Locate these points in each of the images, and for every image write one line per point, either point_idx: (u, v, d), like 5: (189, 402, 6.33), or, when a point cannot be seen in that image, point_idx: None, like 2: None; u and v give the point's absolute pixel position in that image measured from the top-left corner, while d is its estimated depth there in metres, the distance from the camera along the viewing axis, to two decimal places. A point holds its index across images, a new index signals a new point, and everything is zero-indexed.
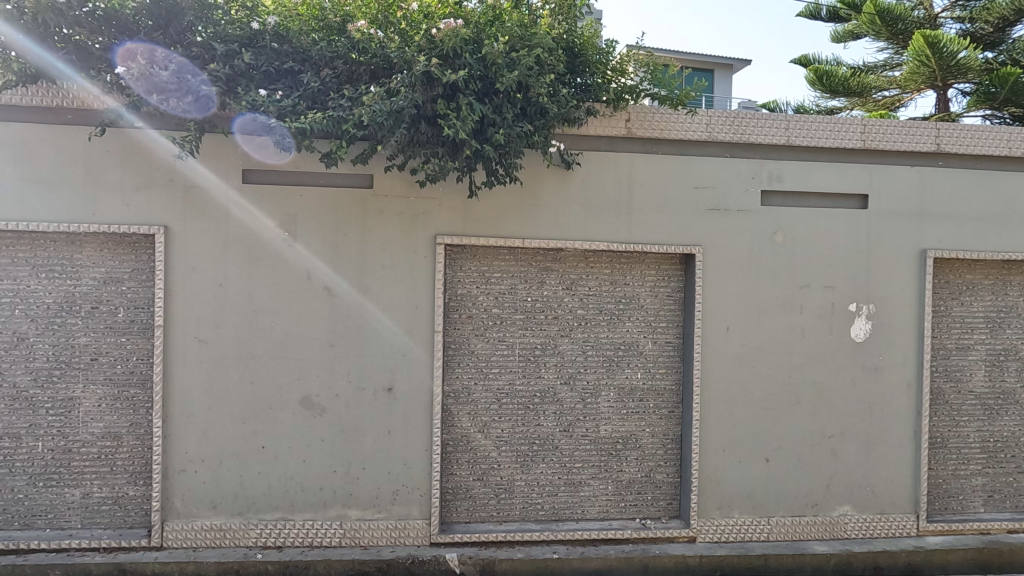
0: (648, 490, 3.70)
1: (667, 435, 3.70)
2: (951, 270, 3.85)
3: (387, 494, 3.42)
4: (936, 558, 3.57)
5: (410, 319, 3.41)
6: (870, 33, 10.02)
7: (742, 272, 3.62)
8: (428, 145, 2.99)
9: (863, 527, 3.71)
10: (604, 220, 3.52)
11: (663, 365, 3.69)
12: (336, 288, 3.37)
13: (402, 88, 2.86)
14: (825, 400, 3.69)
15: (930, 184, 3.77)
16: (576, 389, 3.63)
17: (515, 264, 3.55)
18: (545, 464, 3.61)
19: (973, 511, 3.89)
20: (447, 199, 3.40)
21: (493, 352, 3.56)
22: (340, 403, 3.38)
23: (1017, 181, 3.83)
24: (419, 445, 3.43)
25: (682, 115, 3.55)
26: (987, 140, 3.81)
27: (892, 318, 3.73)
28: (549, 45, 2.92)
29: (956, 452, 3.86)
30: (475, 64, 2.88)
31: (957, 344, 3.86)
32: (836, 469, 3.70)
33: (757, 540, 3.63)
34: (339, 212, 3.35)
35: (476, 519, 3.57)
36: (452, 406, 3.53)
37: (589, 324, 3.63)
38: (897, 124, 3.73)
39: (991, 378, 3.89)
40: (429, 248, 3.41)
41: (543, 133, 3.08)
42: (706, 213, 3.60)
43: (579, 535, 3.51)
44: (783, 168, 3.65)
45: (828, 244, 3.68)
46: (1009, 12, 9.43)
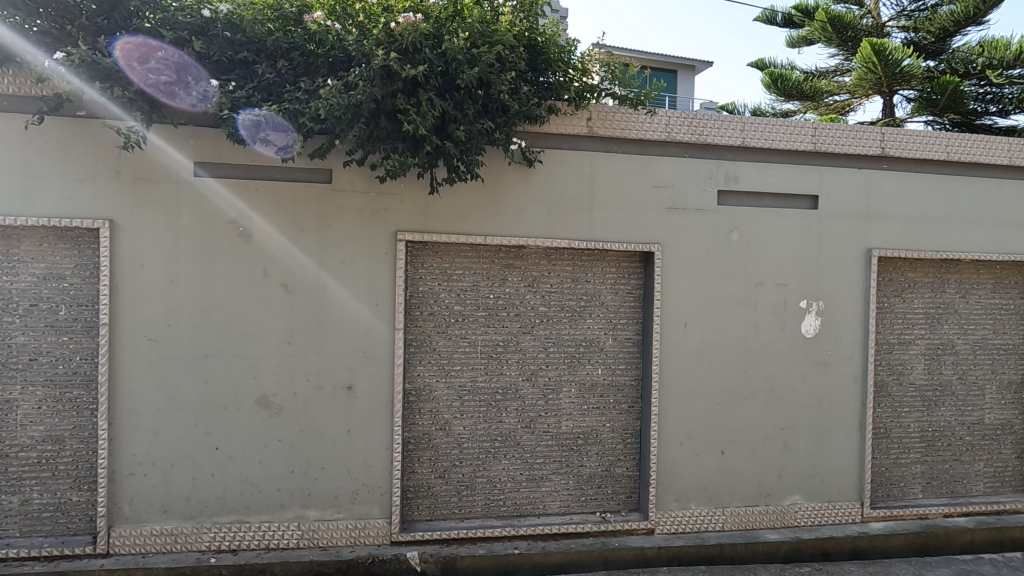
0: (607, 484, 3.76)
1: (626, 430, 3.77)
2: (894, 269, 4.05)
3: (347, 493, 3.37)
4: (879, 542, 3.76)
5: (370, 316, 3.37)
6: (822, 39, 10.39)
7: (700, 270, 3.70)
8: (388, 141, 2.95)
9: (812, 514, 3.86)
10: (565, 218, 3.55)
11: (624, 361, 3.75)
12: (294, 286, 3.30)
13: (361, 82, 2.79)
14: (777, 394, 3.82)
15: (875, 186, 3.94)
16: (538, 385, 3.65)
17: (477, 261, 3.55)
18: (507, 461, 3.63)
19: (913, 497, 4.10)
20: (408, 195, 3.36)
21: (455, 350, 3.55)
22: (297, 402, 3.31)
23: (955, 185, 4.04)
24: (379, 444, 3.39)
25: (642, 115, 3.60)
26: (930, 145, 3.99)
27: (839, 314, 3.89)
28: (510, 42, 2.90)
29: (897, 442, 4.06)
30: (436, 59, 2.83)
31: (899, 338, 4.06)
32: (787, 460, 3.84)
33: (713, 530, 3.73)
34: (296, 207, 3.28)
35: (438, 516, 3.56)
36: (413, 404, 3.51)
37: (551, 321, 3.66)
38: (845, 128, 3.88)
39: (929, 371, 4.11)
40: (390, 245, 3.37)
41: (504, 131, 3.07)
42: (666, 212, 3.67)
43: (541, 530, 3.53)
44: (738, 169, 3.75)
45: (781, 244, 3.80)
46: (948, 22, 9.92)
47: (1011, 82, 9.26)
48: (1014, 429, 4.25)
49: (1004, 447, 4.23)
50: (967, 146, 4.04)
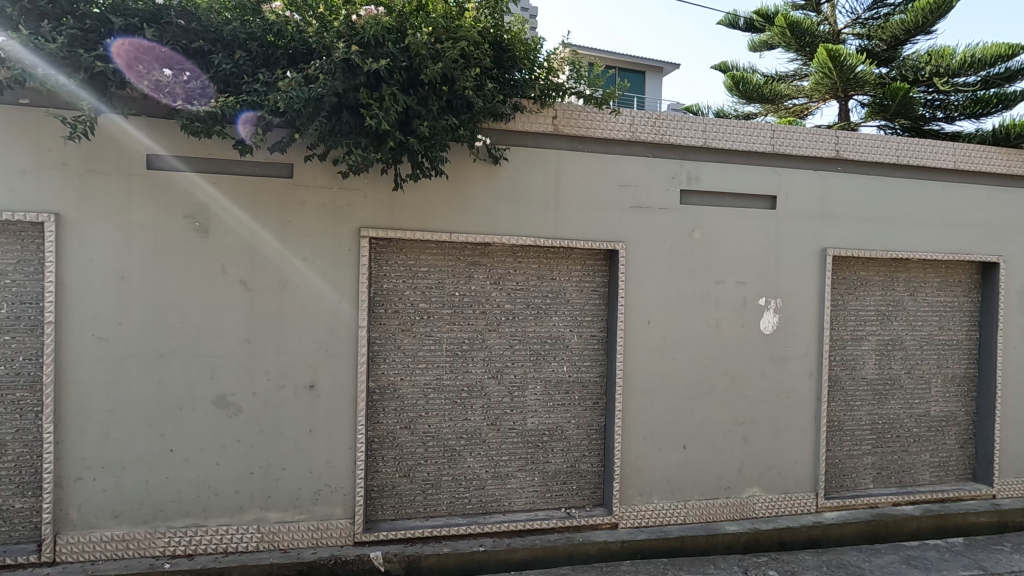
0: (573, 480, 3.79)
1: (591, 426, 3.80)
2: (847, 267, 4.20)
3: (309, 494, 3.31)
4: (832, 531, 3.89)
5: (333, 313, 3.31)
6: (782, 44, 10.70)
7: (663, 268, 3.77)
8: (350, 135, 2.90)
9: (770, 506, 3.98)
10: (531, 216, 3.56)
11: (589, 358, 3.79)
12: (253, 283, 3.22)
13: (322, 74, 2.73)
14: (737, 389, 3.92)
15: (831, 188, 4.08)
16: (504, 382, 3.66)
17: (442, 258, 3.53)
18: (472, 458, 3.62)
19: (865, 486, 4.27)
20: (372, 191, 3.32)
21: (420, 347, 3.52)
22: (257, 402, 3.24)
23: (904, 187, 4.21)
24: (342, 443, 3.34)
25: (607, 114, 3.63)
26: (881, 148, 4.15)
27: (796, 311, 4.01)
28: (474, 38, 2.89)
29: (850, 434, 4.22)
30: (399, 54, 2.79)
31: (851, 334, 4.21)
32: (747, 454, 3.94)
33: (675, 523, 3.80)
34: (256, 202, 3.20)
35: (402, 515, 3.53)
36: (377, 402, 3.47)
37: (516, 318, 3.66)
38: (801, 131, 4.00)
39: (880, 366, 4.27)
40: (353, 241, 3.32)
41: (469, 127, 3.06)
42: (630, 210, 3.72)
43: (506, 527, 3.53)
44: (700, 169, 3.83)
45: (741, 242, 3.90)
46: (900, 31, 10.31)
47: (957, 90, 9.64)
48: (957, 420, 4.46)
49: (948, 437, 4.44)
50: (915, 150, 4.22)
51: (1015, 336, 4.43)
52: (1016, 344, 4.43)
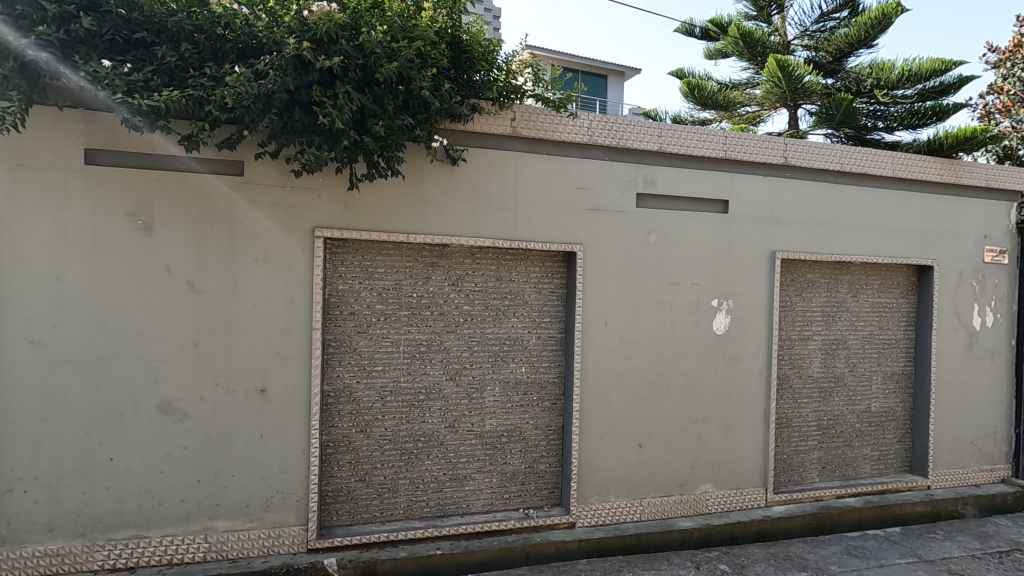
0: (531, 480, 3.81)
1: (549, 426, 3.83)
2: (795, 270, 4.36)
3: (260, 501, 3.22)
4: (780, 524, 4.04)
5: (285, 315, 3.23)
6: (735, 53, 11.07)
7: (619, 270, 3.83)
8: (303, 133, 2.84)
9: (722, 501, 4.09)
10: (490, 218, 3.56)
11: (547, 359, 3.81)
12: (200, 283, 3.11)
13: (272, 70, 2.67)
14: (690, 388, 4.01)
15: (780, 193, 4.23)
16: (462, 384, 3.64)
17: (400, 259, 3.50)
18: (429, 461, 3.59)
19: (811, 481, 4.44)
20: (327, 190, 3.25)
21: (376, 350, 3.47)
22: (204, 407, 3.12)
23: (847, 193, 4.41)
24: (295, 448, 3.26)
25: (565, 118, 3.67)
26: (826, 156, 4.33)
27: (747, 312, 4.14)
28: (430, 38, 2.86)
29: (797, 431, 4.39)
30: (353, 52, 2.75)
31: (799, 334, 4.38)
32: (700, 451, 4.05)
33: (631, 521, 3.87)
34: (203, 201, 3.09)
35: (358, 520, 3.47)
36: (332, 405, 3.40)
37: (475, 320, 3.66)
38: (752, 138, 4.13)
39: (825, 364, 4.46)
40: (307, 241, 3.24)
41: (426, 128, 3.03)
42: (588, 213, 3.76)
43: (464, 529, 3.52)
44: (656, 173, 3.91)
45: (695, 245, 4.00)
46: (844, 44, 10.75)
47: (896, 101, 10.16)
48: (896, 415, 4.69)
49: (887, 432, 4.67)
50: (858, 158, 4.41)
51: (947, 335, 4.69)
52: (948, 343, 4.69)
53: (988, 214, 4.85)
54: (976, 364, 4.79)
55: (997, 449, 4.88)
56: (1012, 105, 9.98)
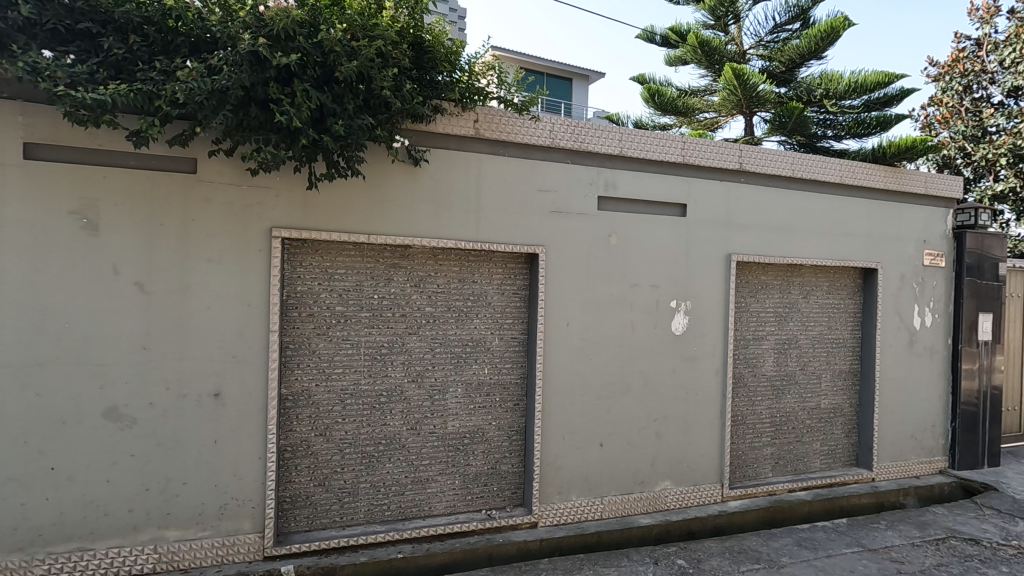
0: (493, 481, 3.82)
1: (512, 426, 3.85)
2: (750, 272, 4.51)
3: (213, 509, 3.12)
4: (735, 518, 4.17)
5: (241, 317, 3.15)
6: (694, 60, 11.37)
7: (581, 271, 3.88)
8: (260, 131, 2.79)
9: (680, 497, 4.19)
10: (452, 219, 3.55)
11: (509, 360, 3.83)
12: (150, 285, 3.00)
13: (226, 66, 2.59)
14: (650, 388, 4.10)
15: (735, 198, 4.36)
16: (424, 386, 3.62)
17: (361, 260, 3.45)
18: (391, 464, 3.56)
19: (765, 475, 4.60)
20: (285, 190, 3.19)
21: (336, 352, 3.42)
22: (154, 412, 3.01)
23: (798, 198, 4.59)
24: (251, 454, 3.18)
25: (527, 121, 3.71)
26: (778, 162, 4.49)
27: (704, 313, 4.26)
28: (391, 37, 2.85)
29: (751, 427, 4.54)
30: (312, 50, 2.71)
31: (753, 334, 4.53)
32: (659, 449, 4.14)
33: (592, 519, 3.92)
34: (154, 199, 2.99)
35: (317, 526, 3.41)
36: (290, 409, 3.33)
37: (437, 321, 3.64)
38: (709, 144, 4.25)
39: (778, 363, 4.63)
40: (264, 242, 3.17)
41: (387, 128, 3.00)
42: (550, 215, 3.80)
43: (425, 532, 3.50)
44: (616, 177, 3.98)
45: (654, 247, 4.09)
46: (796, 55, 11.12)
47: (844, 111, 10.59)
48: (843, 412, 4.91)
49: (835, 428, 4.88)
50: (808, 165, 4.59)
51: (890, 334, 4.93)
52: (891, 342, 4.93)
53: (928, 220, 5.12)
54: (916, 362, 5.05)
55: (935, 442, 5.16)
56: (949, 117, 10.63)
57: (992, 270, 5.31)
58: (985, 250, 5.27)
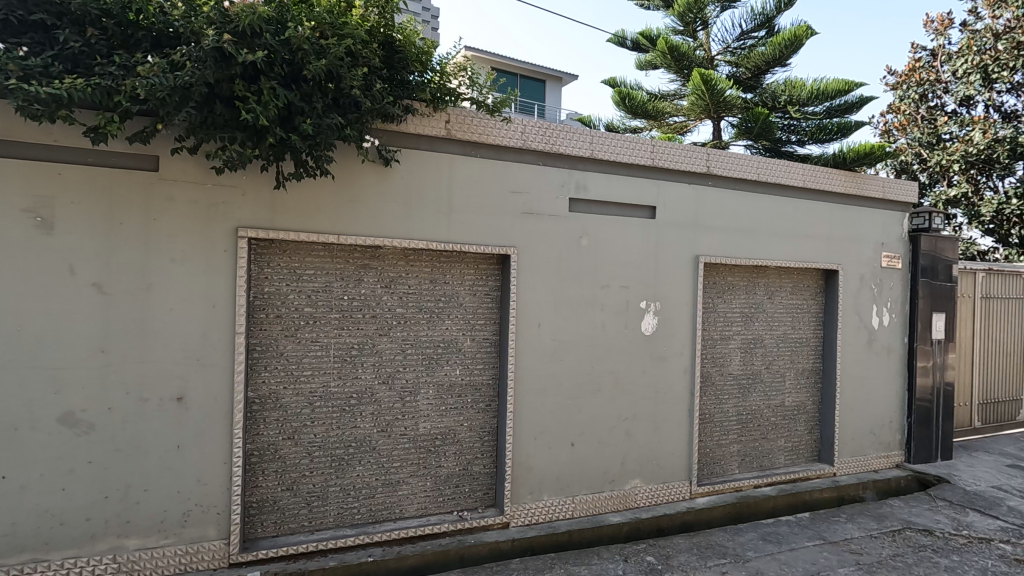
0: (464, 482, 3.82)
1: (483, 427, 3.85)
2: (717, 273, 4.62)
3: (176, 515, 3.04)
4: (703, 515, 4.25)
5: (205, 319, 3.07)
6: (663, 65, 11.56)
7: (552, 272, 3.90)
8: (225, 129, 2.72)
9: (650, 495, 4.26)
10: (423, 219, 3.54)
11: (481, 360, 3.84)
12: (109, 286, 2.90)
13: (189, 61, 2.53)
14: (620, 388, 4.15)
15: (703, 200, 4.45)
16: (395, 388, 3.60)
17: (330, 261, 3.41)
18: (361, 467, 3.52)
19: (731, 472, 4.71)
20: (252, 189, 3.13)
21: (304, 354, 3.37)
22: (113, 417, 2.92)
23: (763, 202, 4.71)
24: (216, 459, 3.11)
25: (499, 122, 3.71)
26: (744, 166, 4.60)
27: (673, 314, 4.33)
28: (361, 37, 2.83)
29: (719, 425, 4.64)
30: (279, 47, 2.66)
31: (720, 334, 4.64)
32: (629, 448, 4.19)
33: (564, 518, 3.95)
34: (113, 197, 2.89)
35: (285, 531, 3.35)
36: (257, 413, 3.27)
37: (408, 323, 3.62)
38: (678, 147, 4.32)
39: (744, 363, 4.74)
40: (229, 242, 3.10)
41: (356, 127, 2.96)
42: (522, 216, 3.82)
43: (396, 535, 3.47)
44: (587, 179, 4.02)
45: (624, 249, 4.14)
46: (761, 62, 11.42)
47: (806, 117, 10.97)
48: (806, 409, 5.06)
49: (799, 425, 5.02)
50: (772, 169, 4.72)
51: (850, 333, 5.11)
52: (851, 341, 5.11)
53: (885, 223, 5.32)
54: (875, 360, 5.24)
55: (893, 437, 5.36)
56: (906, 124, 11.12)
57: (945, 271, 5.54)
58: (939, 252, 5.50)
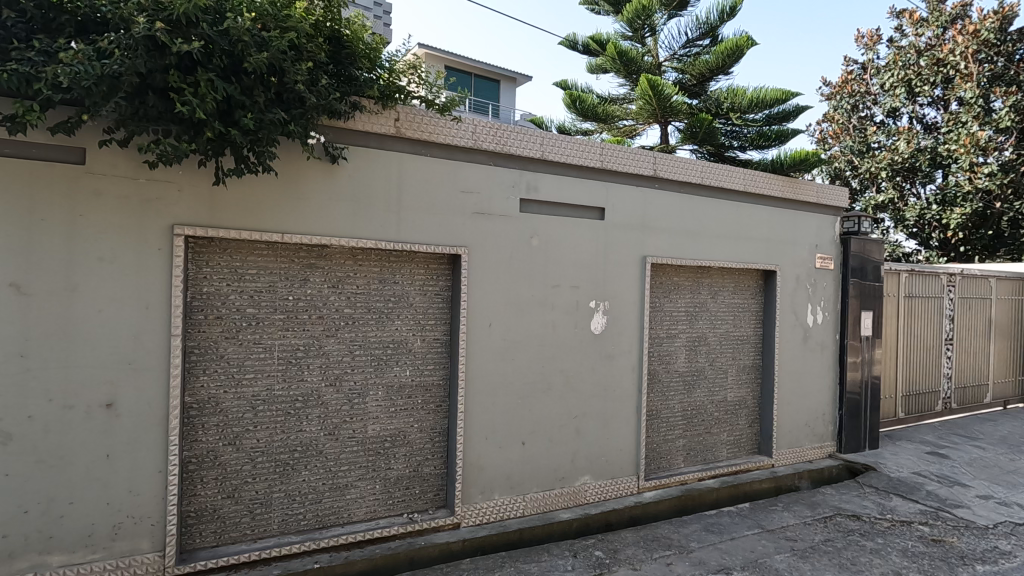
0: (415, 484, 3.78)
1: (434, 429, 3.83)
2: (663, 273, 4.76)
3: (105, 529, 2.88)
4: (649, 509, 4.37)
5: (138, 321, 2.92)
6: (613, 69, 11.81)
7: (503, 272, 3.92)
8: (159, 122, 2.59)
9: (599, 491, 4.34)
10: (372, 217, 3.48)
11: (432, 361, 3.81)
12: (29, 286, 2.72)
13: (117, 49, 2.40)
14: (571, 386, 4.21)
15: (650, 202, 4.57)
16: (342, 390, 3.53)
17: (274, 260, 3.31)
18: (307, 471, 3.43)
19: (677, 466, 4.86)
20: (189, 184, 3.00)
21: (247, 356, 3.26)
22: (33, 426, 2.73)
23: (707, 205, 4.88)
24: (150, 467, 2.96)
25: (449, 122, 3.69)
26: (689, 170, 4.75)
27: (621, 313, 4.43)
28: (305, 31, 2.76)
29: (665, 421, 4.78)
30: (216, 38, 2.56)
31: (666, 332, 4.78)
32: (579, 445, 4.26)
33: (514, 516, 3.98)
34: (34, 191, 2.71)
35: (225, 541, 3.22)
36: (195, 418, 3.13)
37: (356, 323, 3.55)
38: (626, 150, 4.42)
39: (689, 360, 4.90)
40: (164, 240, 2.96)
41: (301, 123, 2.89)
42: (472, 216, 3.81)
43: (344, 540, 3.40)
44: (538, 180, 4.06)
45: (574, 249, 4.20)
46: (705, 70, 11.84)
47: (747, 124, 11.46)
48: (747, 404, 5.28)
49: (740, 419, 5.24)
50: (715, 174, 4.89)
51: (787, 331, 5.37)
52: (788, 338, 5.37)
53: (819, 227, 5.61)
54: (809, 356, 5.52)
55: (826, 428, 5.67)
56: (839, 132, 11.71)
57: (873, 272, 5.90)
58: (867, 254, 5.85)
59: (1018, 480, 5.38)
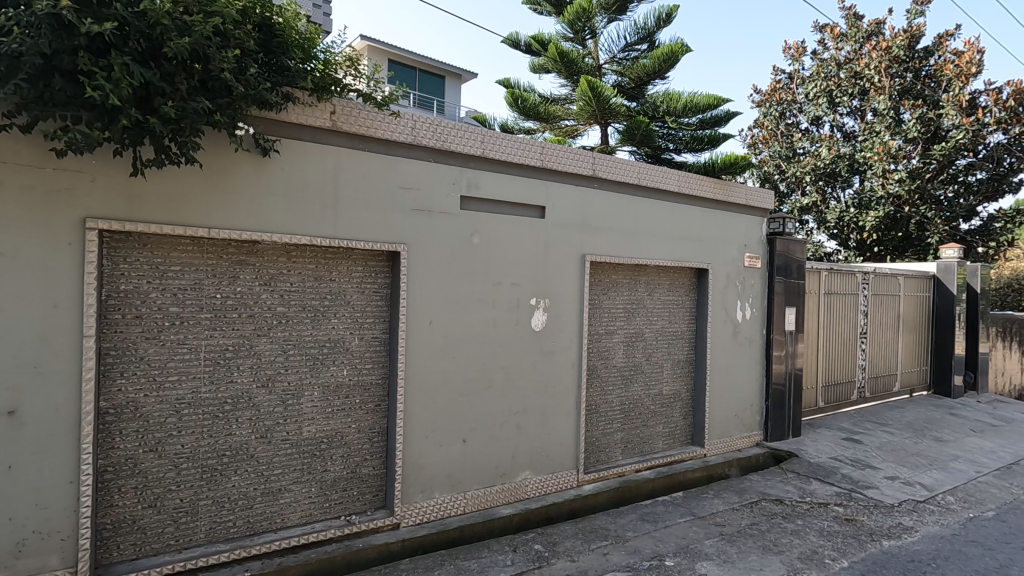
0: (353, 486, 3.70)
1: (373, 429, 3.76)
2: (602, 271, 4.87)
3: (6, 547, 2.65)
4: (588, 501, 4.47)
5: (44, 321, 2.70)
6: (555, 70, 11.96)
7: (443, 270, 3.90)
8: (67, 107, 2.41)
9: (539, 486, 4.40)
10: (306, 212, 3.37)
11: (370, 360, 3.74)
12: None
13: (17, 27, 2.21)
14: (511, 382, 4.24)
15: (589, 202, 4.67)
16: (275, 391, 3.41)
17: (200, 256, 3.15)
18: (237, 476, 3.30)
19: (615, 459, 5.00)
20: (104, 175, 2.81)
21: (170, 358, 3.09)
22: None
23: (643, 205, 5.04)
24: (60, 478, 2.75)
25: (387, 117, 3.62)
26: (626, 171, 4.88)
27: (561, 310, 4.50)
28: (232, 16, 2.62)
29: (604, 415, 4.91)
30: (132, 20, 2.40)
31: (605, 329, 4.90)
32: (520, 441, 4.30)
33: (455, 514, 3.97)
34: None
35: (146, 552, 3.05)
36: (111, 424, 2.94)
37: (290, 322, 3.44)
38: (566, 150, 4.49)
39: (626, 355, 5.05)
40: (76, 234, 2.75)
41: (228, 114, 2.76)
42: (412, 213, 3.77)
43: (277, 546, 3.29)
44: (479, 177, 4.06)
45: (514, 247, 4.23)
46: (644, 73, 12.19)
47: (682, 128, 11.89)
48: (681, 397, 5.49)
49: (675, 411, 5.44)
50: (651, 175, 5.06)
51: (718, 326, 5.62)
52: (719, 333, 5.62)
53: (747, 227, 5.90)
54: (738, 350, 5.81)
55: (754, 419, 5.98)
56: (769, 138, 12.34)
57: (797, 270, 6.27)
58: (791, 254, 6.21)
59: (920, 462, 5.87)
